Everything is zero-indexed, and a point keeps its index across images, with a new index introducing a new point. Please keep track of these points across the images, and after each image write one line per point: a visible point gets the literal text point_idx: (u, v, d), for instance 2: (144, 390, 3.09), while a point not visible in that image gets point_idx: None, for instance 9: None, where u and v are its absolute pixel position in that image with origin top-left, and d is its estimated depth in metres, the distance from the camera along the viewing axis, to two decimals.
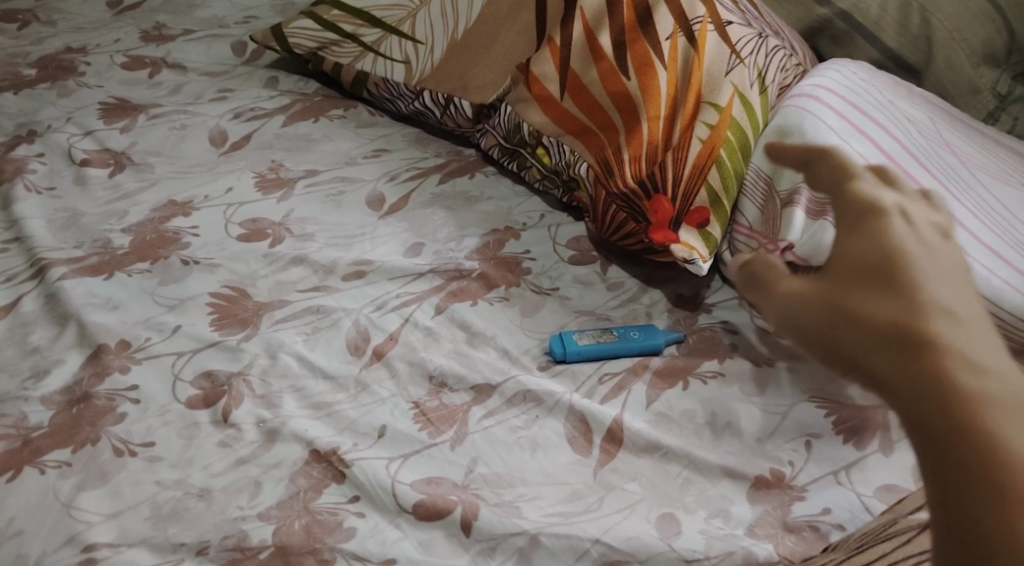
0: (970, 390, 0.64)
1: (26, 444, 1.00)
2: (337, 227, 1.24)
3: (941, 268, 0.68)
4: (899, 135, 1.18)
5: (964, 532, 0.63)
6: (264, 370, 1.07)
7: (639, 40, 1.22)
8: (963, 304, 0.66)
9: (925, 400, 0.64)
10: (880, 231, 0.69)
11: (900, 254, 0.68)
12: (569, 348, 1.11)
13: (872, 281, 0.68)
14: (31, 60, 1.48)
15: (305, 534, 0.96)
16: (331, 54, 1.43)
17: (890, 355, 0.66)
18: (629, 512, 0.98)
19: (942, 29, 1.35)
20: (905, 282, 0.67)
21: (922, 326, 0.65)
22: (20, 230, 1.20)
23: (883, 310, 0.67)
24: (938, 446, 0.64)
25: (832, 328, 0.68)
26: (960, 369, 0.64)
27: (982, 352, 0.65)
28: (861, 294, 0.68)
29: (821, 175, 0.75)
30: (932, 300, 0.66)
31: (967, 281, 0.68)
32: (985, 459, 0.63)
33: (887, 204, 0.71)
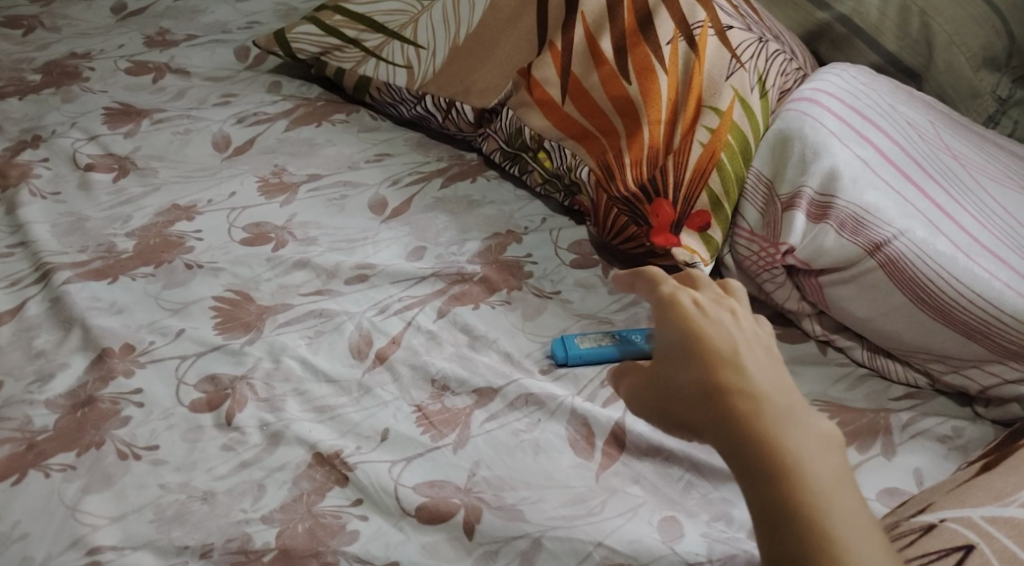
0: (760, 419, 0.83)
1: (31, 447, 1.00)
2: (340, 231, 1.25)
3: (728, 331, 0.89)
4: (900, 139, 1.18)
5: (780, 529, 0.79)
6: (267, 374, 1.08)
7: (640, 45, 1.23)
8: (743, 351, 0.87)
9: (726, 436, 0.84)
10: (681, 318, 0.90)
11: (697, 330, 0.89)
12: (569, 352, 1.11)
13: (679, 358, 0.89)
14: (36, 65, 1.48)
15: (308, 537, 0.96)
16: (333, 59, 1.44)
17: (697, 407, 0.86)
18: (630, 514, 0.99)
19: (942, 33, 1.36)
20: (700, 351, 0.87)
21: (716, 379, 0.86)
22: (24, 235, 1.21)
23: (687, 375, 0.88)
24: (748, 470, 0.82)
25: (658, 396, 0.91)
26: (747, 403, 0.84)
27: (761, 386, 0.85)
28: (674, 371, 0.89)
29: (645, 284, 0.97)
30: (721, 357, 0.86)
31: (751, 329, 0.90)
32: (778, 468, 0.81)
33: (682, 298, 0.92)
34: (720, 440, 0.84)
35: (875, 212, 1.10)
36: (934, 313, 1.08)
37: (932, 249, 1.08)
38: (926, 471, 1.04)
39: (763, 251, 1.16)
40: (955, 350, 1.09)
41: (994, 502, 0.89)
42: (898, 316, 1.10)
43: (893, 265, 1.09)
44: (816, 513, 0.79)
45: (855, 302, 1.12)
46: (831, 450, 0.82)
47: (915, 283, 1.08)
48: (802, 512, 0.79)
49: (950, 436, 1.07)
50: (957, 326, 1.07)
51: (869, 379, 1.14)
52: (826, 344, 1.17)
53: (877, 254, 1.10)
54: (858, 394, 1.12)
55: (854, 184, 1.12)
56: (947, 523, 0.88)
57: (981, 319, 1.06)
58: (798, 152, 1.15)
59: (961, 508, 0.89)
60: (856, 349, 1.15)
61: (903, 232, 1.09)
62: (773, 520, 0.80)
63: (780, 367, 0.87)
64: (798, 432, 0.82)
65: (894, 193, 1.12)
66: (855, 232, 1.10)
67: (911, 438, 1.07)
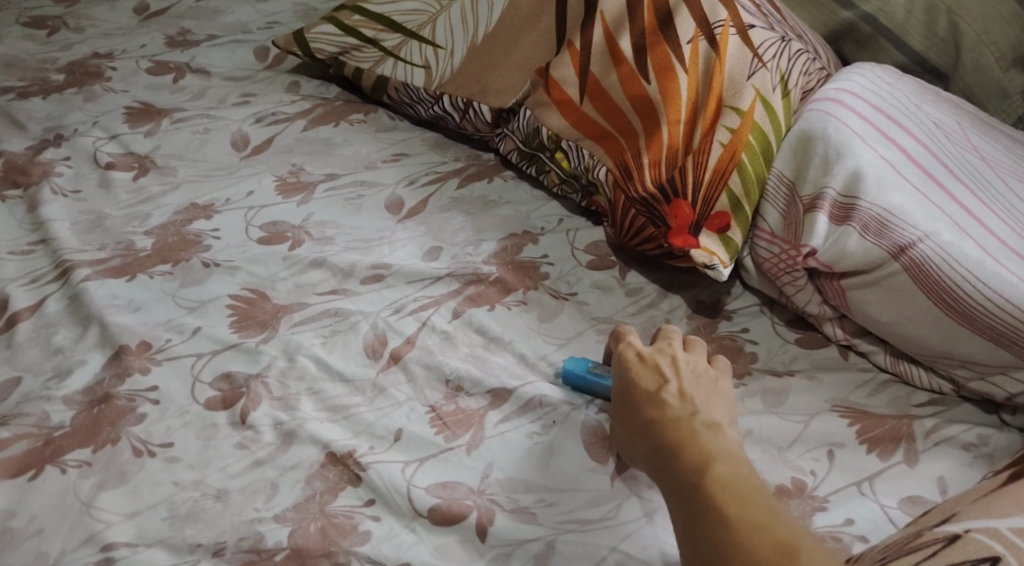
0: (668, 430, 0.95)
1: (48, 443, 1.01)
2: (357, 231, 1.25)
3: (657, 372, 1.00)
4: (926, 141, 1.17)
5: (688, 512, 0.90)
6: (282, 372, 1.08)
7: (660, 43, 1.23)
8: (666, 383, 0.99)
9: (647, 448, 0.96)
10: (619, 367, 1.02)
11: (632, 376, 1.00)
12: (581, 376, 1.08)
13: (619, 397, 1.01)
14: (60, 65, 1.50)
15: (321, 537, 0.96)
16: (351, 59, 1.44)
17: (629, 434, 0.99)
18: (647, 519, 0.98)
19: (970, 32, 1.35)
20: (630, 389, 1.00)
21: (640, 409, 0.98)
22: (45, 232, 1.22)
23: (621, 408, 1.00)
24: (665, 474, 0.94)
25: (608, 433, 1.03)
26: (660, 419, 0.96)
27: (675, 406, 0.97)
28: (615, 411, 1.01)
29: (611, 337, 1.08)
30: (646, 390, 0.99)
31: (682, 367, 1.01)
32: (686, 463, 0.93)
33: (622, 346, 1.04)
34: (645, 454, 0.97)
35: (900, 214, 1.09)
36: (960, 318, 1.07)
37: (958, 253, 1.07)
38: (950, 479, 1.03)
39: (784, 254, 1.15)
40: (982, 356, 1.07)
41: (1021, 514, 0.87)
42: (923, 321, 1.09)
43: (917, 267, 1.08)
44: (715, 491, 0.89)
45: (879, 306, 1.11)
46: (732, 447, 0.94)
47: (940, 286, 1.07)
48: (704, 492, 0.90)
49: (975, 444, 1.06)
50: (985, 333, 1.06)
51: (892, 385, 1.12)
52: (848, 348, 1.16)
53: (902, 257, 1.08)
54: (880, 400, 1.10)
55: (878, 185, 1.10)
56: (971, 533, 0.86)
57: (1009, 325, 1.04)
58: (820, 153, 1.14)
59: (987, 518, 0.88)
60: (879, 354, 1.14)
61: (929, 235, 1.08)
62: (683, 508, 0.91)
63: (701, 391, 0.99)
64: (702, 436, 0.94)
65: (919, 195, 1.11)
66: (879, 234, 1.09)
67: (935, 446, 1.06)
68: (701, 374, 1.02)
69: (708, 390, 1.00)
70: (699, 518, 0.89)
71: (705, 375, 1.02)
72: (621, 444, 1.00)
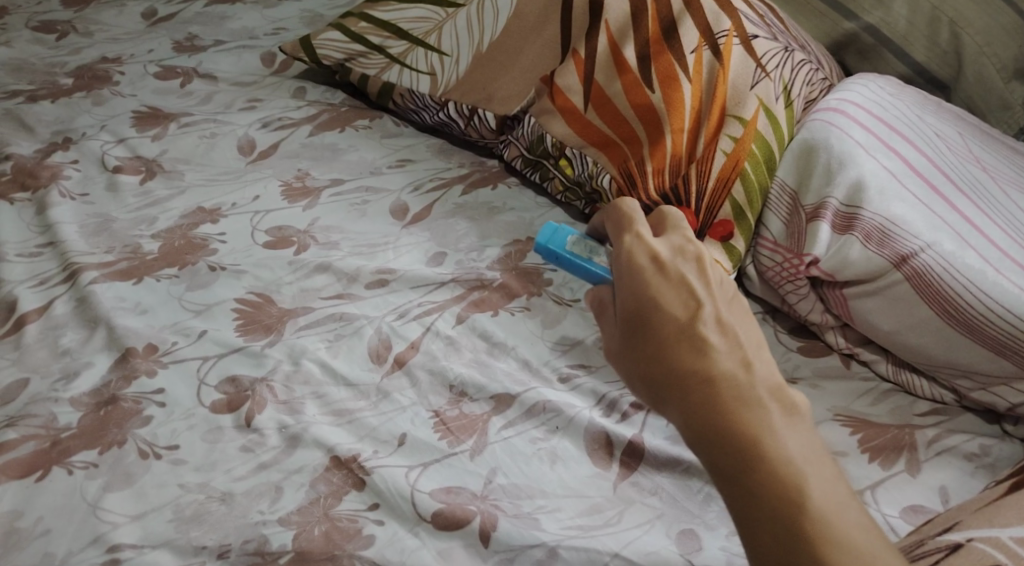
0: (725, 401, 0.87)
1: (55, 444, 1.02)
2: (362, 236, 1.26)
3: (685, 292, 0.92)
4: (928, 151, 1.19)
5: (749, 497, 0.84)
6: (288, 376, 1.09)
7: (664, 53, 1.24)
8: (702, 313, 0.90)
9: (693, 413, 0.87)
10: (637, 275, 0.93)
11: (655, 294, 0.91)
12: (559, 255, 1.11)
13: (639, 322, 0.91)
14: (68, 69, 1.51)
15: (325, 540, 0.97)
16: (358, 65, 1.44)
17: (660, 384, 0.89)
18: (648, 527, 1.00)
19: (972, 44, 1.36)
20: (656, 314, 0.91)
21: (675, 349, 0.89)
22: (53, 234, 1.23)
23: (647, 342, 0.90)
24: (714, 441, 0.86)
25: (618, 362, 0.92)
26: (709, 379, 0.87)
27: (722, 358, 0.88)
28: (633, 337, 0.91)
29: (617, 228, 0.98)
30: (678, 321, 0.90)
31: (709, 290, 0.93)
32: (749, 445, 0.85)
33: (637, 249, 0.95)
34: (685, 418, 0.87)
35: (901, 223, 1.10)
36: (962, 328, 1.07)
37: (960, 263, 1.08)
38: (951, 489, 1.04)
39: (787, 262, 1.15)
40: (983, 366, 1.08)
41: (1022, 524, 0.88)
42: (925, 331, 1.09)
43: (919, 277, 1.08)
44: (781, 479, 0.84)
45: (881, 315, 1.12)
46: (798, 422, 0.87)
47: (941, 296, 1.08)
48: (771, 483, 0.84)
49: (977, 454, 1.07)
50: (986, 343, 1.07)
51: (894, 395, 1.13)
52: (849, 357, 1.16)
53: (904, 266, 1.09)
54: (882, 410, 1.11)
55: (880, 194, 1.12)
56: (974, 543, 0.87)
57: (1010, 335, 1.05)
58: (824, 162, 1.15)
59: (989, 528, 0.88)
60: (881, 363, 1.14)
61: (930, 244, 1.09)
62: (749, 501, 0.84)
63: (744, 333, 0.91)
64: (765, 408, 0.86)
65: (921, 205, 1.12)
66: (881, 243, 1.10)
67: (936, 455, 1.06)
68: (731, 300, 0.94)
69: (745, 325, 0.92)
70: (766, 512, 0.83)
71: (736, 300, 0.94)
72: (644, 388, 0.90)
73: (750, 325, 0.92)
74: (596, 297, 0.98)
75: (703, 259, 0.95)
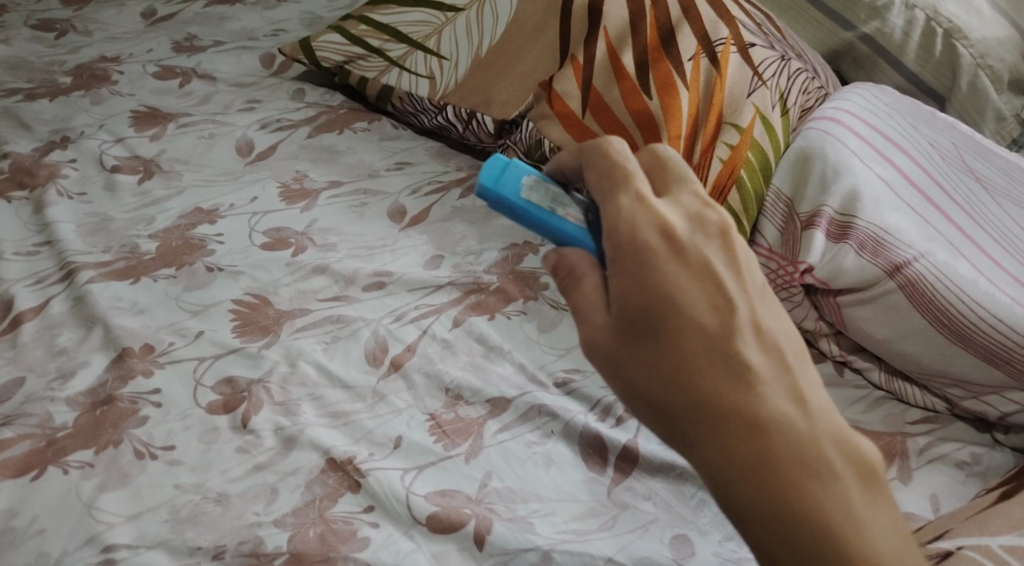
0: (762, 430, 0.80)
1: (50, 443, 1.02)
2: (359, 238, 1.26)
3: (709, 288, 0.84)
4: (922, 161, 1.20)
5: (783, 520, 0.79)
6: (284, 378, 1.09)
7: (662, 60, 1.25)
8: (729, 315, 0.83)
9: (720, 443, 0.80)
10: (648, 262, 0.83)
11: (672, 285, 0.83)
12: (512, 204, 0.93)
13: (650, 326, 0.82)
14: (67, 68, 1.50)
15: (320, 542, 0.97)
16: (356, 68, 1.45)
17: (676, 404, 0.82)
18: (641, 531, 1.01)
19: (967, 55, 1.38)
20: (674, 318, 0.82)
21: (699, 363, 0.82)
22: (50, 234, 1.23)
23: (661, 352, 0.82)
24: (742, 457, 0.80)
25: (613, 371, 0.83)
26: (742, 404, 0.81)
27: (755, 375, 0.82)
28: (646, 336, 0.82)
29: (608, 190, 0.86)
30: (702, 328, 0.82)
31: (736, 281, 0.85)
32: (789, 479, 0.79)
33: (644, 226, 0.84)
34: (706, 446, 0.81)
35: (895, 233, 1.11)
36: (955, 337, 1.08)
37: (953, 272, 1.09)
38: (942, 496, 1.05)
39: (782, 269, 1.14)
40: (975, 374, 1.09)
41: (1014, 532, 0.89)
42: (917, 339, 1.10)
43: (912, 286, 1.09)
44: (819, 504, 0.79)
45: (875, 323, 1.12)
46: (838, 435, 0.82)
47: (934, 306, 1.08)
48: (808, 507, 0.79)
49: (968, 462, 1.08)
50: (977, 352, 1.08)
51: (887, 402, 1.13)
52: (842, 364, 1.17)
53: (898, 276, 1.10)
54: (875, 417, 1.12)
55: (874, 204, 1.12)
56: (964, 551, 0.88)
57: (1001, 344, 1.06)
58: (819, 171, 1.16)
59: (978, 536, 0.89)
60: (874, 371, 1.14)
61: (924, 254, 1.10)
62: (785, 545, 0.79)
63: (778, 336, 0.84)
64: (802, 425, 0.81)
65: (914, 215, 1.14)
66: (875, 252, 1.10)
67: (928, 463, 1.07)
68: (756, 288, 0.86)
69: (774, 321, 0.85)
70: (802, 540, 0.78)
71: (763, 286, 0.86)
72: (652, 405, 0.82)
73: (785, 320, 0.86)
74: (563, 251, 0.89)
75: (722, 237, 0.86)
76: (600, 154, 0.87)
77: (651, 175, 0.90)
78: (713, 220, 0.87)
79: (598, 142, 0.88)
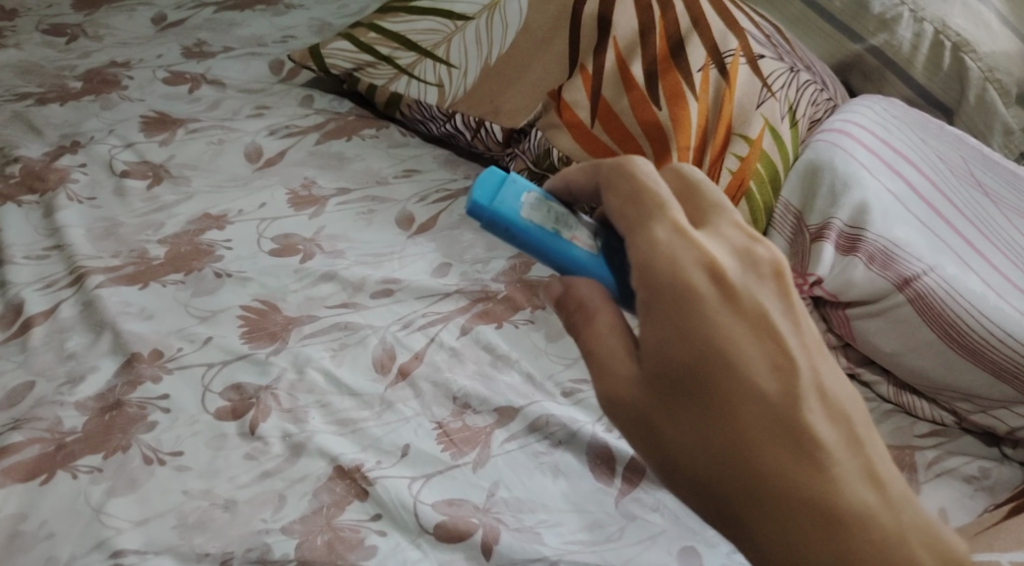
0: (807, 497, 0.80)
1: (59, 448, 1.02)
2: (368, 245, 1.26)
3: (754, 335, 0.82)
4: (931, 175, 1.21)
5: None
6: (292, 385, 1.09)
7: (671, 71, 1.26)
8: (774, 365, 0.82)
9: (760, 506, 0.80)
10: (693, 307, 0.81)
11: (716, 334, 0.81)
12: (513, 224, 0.89)
13: (693, 376, 0.81)
14: (77, 73, 1.51)
15: (327, 550, 0.98)
16: (366, 75, 1.45)
17: (713, 461, 0.81)
18: (650, 543, 1.01)
19: (975, 69, 1.38)
20: (722, 370, 0.81)
21: (743, 419, 0.81)
22: (60, 238, 1.23)
23: (704, 406, 0.81)
24: (786, 518, 0.80)
25: (645, 419, 0.82)
26: (787, 466, 0.80)
27: (806, 435, 0.81)
28: (689, 388, 0.81)
29: (641, 223, 0.83)
30: (751, 383, 0.81)
31: (785, 323, 0.84)
32: (836, 539, 0.80)
33: (688, 265, 0.82)
34: (743, 508, 0.81)
35: (905, 246, 1.11)
36: (963, 351, 1.08)
37: (962, 286, 1.09)
38: (950, 510, 1.05)
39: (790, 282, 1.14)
40: (983, 389, 1.09)
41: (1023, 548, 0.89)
42: (926, 353, 1.10)
43: (921, 299, 1.09)
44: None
45: (883, 336, 1.12)
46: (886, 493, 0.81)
47: (943, 319, 1.08)
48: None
49: (976, 476, 1.08)
50: (986, 366, 1.08)
51: (895, 415, 1.14)
52: (851, 377, 1.17)
53: (907, 289, 1.09)
54: (882, 430, 1.12)
55: (883, 218, 1.13)
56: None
57: (1010, 358, 1.06)
58: (828, 183, 1.16)
59: (989, 551, 0.89)
60: (882, 384, 1.15)
61: (933, 267, 1.10)
62: None
63: (834, 393, 0.83)
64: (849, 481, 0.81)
65: (923, 228, 1.14)
66: (885, 266, 1.10)
67: (935, 477, 1.08)
68: (808, 333, 0.84)
69: (829, 375, 0.84)
70: None
71: (818, 337, 0.85)
72: (684, 459, 0.82)
73: (831, 363, 0.84)
74: (570, 281, 0.87)
75: (775, 278, 0.85)
76: (627, 178, 0.85)
77: (680, 197, 0.87)
78: (765, 260, 0.85)
79: (620, 160, 0.85)
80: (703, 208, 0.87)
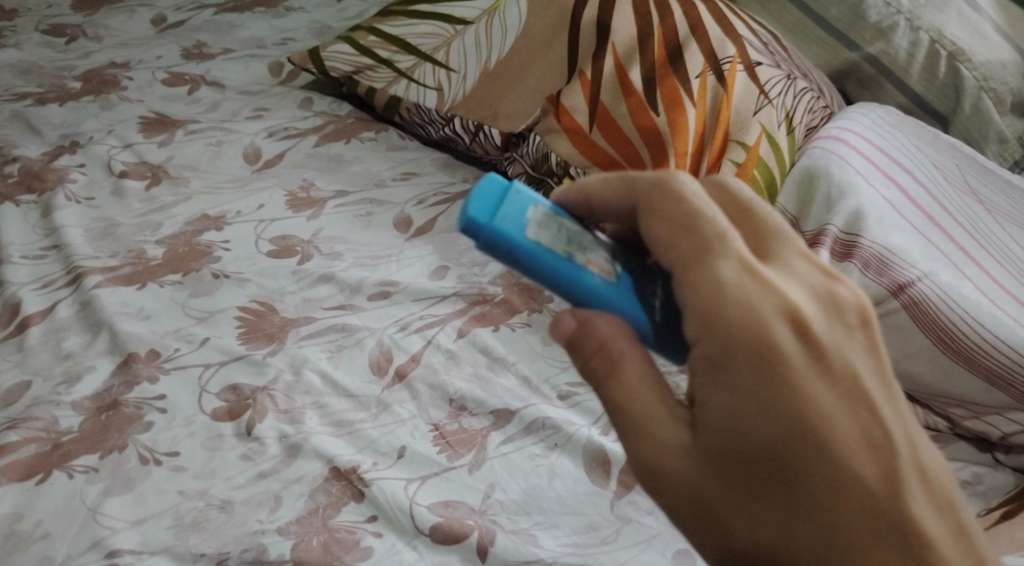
0: None
1: (55, 447, 1.02)
2: (365, 247, 1.27)
3: (831, 394, 0.78)
4: (925, 182, 1.21)
5: None
6: (289, 386, 1.09)
7: (669, 77, 1.26)
8: (852, 425, 0.78)
9: None
10: (768, 366, 0.77)
11: (792, 395, 0.77)
12: (515, 246, 0.81)
13: (767, 444, 0.77)
14: (77, 73, 1.51)
15: (323, 551, 0.98)
16: (365, 78, 1.45)
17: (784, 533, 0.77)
18: (645, 546, 1.01)
19: (971, 78, 1.39)
20: (807, 442, 0.77)
21: (817, 489, 0.77)
22: (58, 238, 1.23)
23: (780, 479, 0.77)
24: None
25: (707, 496, 0.78)
26: (868, 540, 0.77)
27: (889, 504, 0.77)
28: (761, 456, 0.77)
29: (707, 268, 0.78)
30: (832, 449, 0.77)
31: (861, 375, 0.79)
32: None
33: (764, 315, 0.77)
34: None
35: (899, 253, 1.11)
36: (957, 358, 1.09)
37: (955, 293, 1.09)
38: None
39: None
40: (977, 396, 1.10)
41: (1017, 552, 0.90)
42: (921, 359, 1.11)
43: (916, 306, 1.09)
44: None
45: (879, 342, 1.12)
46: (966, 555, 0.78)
47: (937, 325, 1.09)
48: None
49: (970, 482, 1.09)
50: (980, 372, 1.09)
51: None
52: None
53: (902, 295, 1.10)
54: None
55: (878, 224, 1.13)
56: None
57: (1004, 365, 1.07)
58: (824, 189, 1.16)
59: None
60: None
61: (928, 274, 1.10)
62: None
63: (922, 457, 0.79)
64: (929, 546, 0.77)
65: (917, 234, 1.14)
66: (879, 272, 1.10)
67: None
68: (886, 387, 0.80)
69: (911, 431, 0.80)
70: None
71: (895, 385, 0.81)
72: (752, 537, 0.78)
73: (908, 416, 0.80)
74: (586, 316, 0.82)
75: (857, 326, 0.81)
76: (678, 205, 0.79)
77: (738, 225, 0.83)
78: (850, 304, 0.81)
79: (659, 178, 0.80)
80: (767, 239, 0.82)
